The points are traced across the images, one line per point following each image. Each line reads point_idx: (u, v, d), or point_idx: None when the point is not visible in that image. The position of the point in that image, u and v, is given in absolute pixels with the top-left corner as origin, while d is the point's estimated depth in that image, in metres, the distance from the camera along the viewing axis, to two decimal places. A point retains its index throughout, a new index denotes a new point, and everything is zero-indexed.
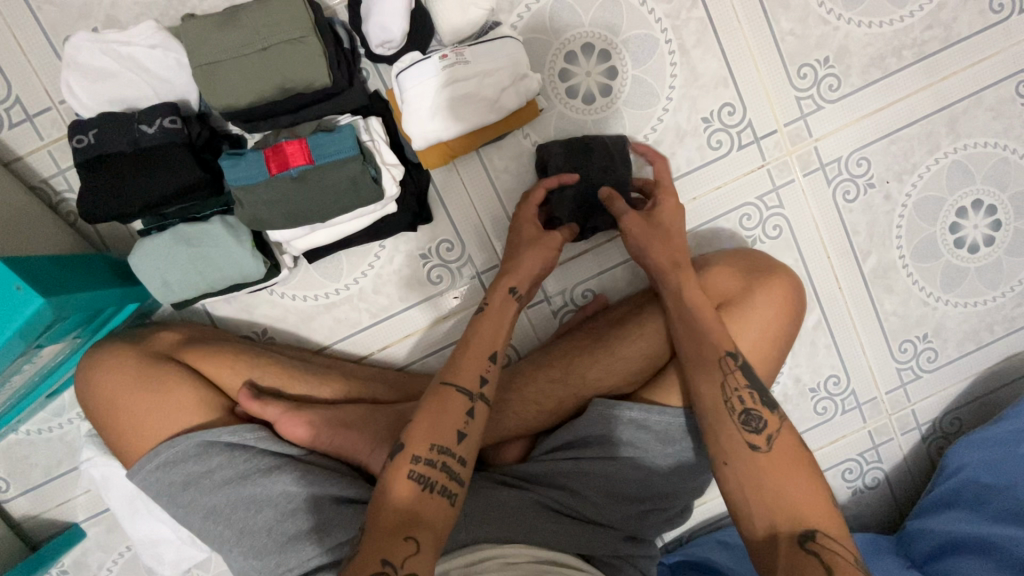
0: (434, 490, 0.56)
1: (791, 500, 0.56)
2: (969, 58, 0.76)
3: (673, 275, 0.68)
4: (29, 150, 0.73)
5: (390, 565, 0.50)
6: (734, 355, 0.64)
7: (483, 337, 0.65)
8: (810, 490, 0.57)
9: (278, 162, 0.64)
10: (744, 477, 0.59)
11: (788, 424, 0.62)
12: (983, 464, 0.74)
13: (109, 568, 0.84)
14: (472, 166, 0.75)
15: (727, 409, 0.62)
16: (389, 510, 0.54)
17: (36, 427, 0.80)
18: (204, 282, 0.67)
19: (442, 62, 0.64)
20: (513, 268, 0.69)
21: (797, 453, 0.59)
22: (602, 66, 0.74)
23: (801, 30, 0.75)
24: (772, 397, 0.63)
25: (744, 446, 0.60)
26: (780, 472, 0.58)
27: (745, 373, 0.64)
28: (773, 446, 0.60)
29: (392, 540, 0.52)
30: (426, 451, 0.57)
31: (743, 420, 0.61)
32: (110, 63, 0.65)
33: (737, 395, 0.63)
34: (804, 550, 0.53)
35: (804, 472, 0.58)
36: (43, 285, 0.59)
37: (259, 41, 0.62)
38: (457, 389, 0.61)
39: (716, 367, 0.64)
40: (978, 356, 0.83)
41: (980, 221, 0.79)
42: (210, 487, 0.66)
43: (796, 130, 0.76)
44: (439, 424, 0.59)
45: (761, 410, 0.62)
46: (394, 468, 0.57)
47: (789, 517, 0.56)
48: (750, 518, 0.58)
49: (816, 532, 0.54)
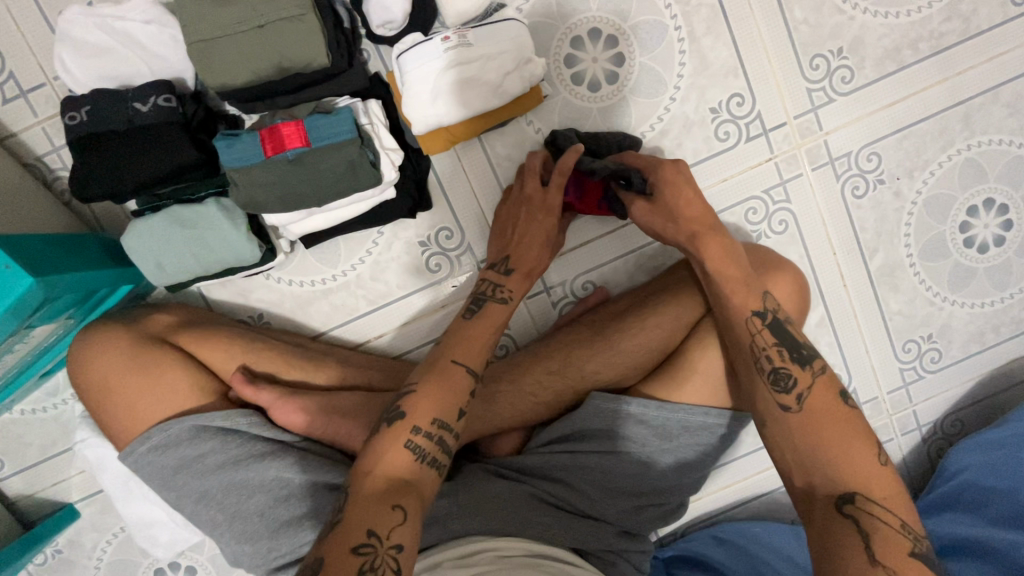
0: (427, 462, 0.56)
1: (836, 459, 0.55)
2: (987, 52, 0.73)
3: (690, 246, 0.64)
4: (24, 127, 0.72)
5: (375, 537, 0.49)
6: (761, 314, 0.62)
7: (487, 324, 0.64)
8: (854, 449, 0.55)
9: (273, 144, 0.62)
10: (781, 439, 0.58)
11: (823, 376, 0.60)
12: (984, 467, 0.73)
13: (102, 548, 0.84)
14: (473, 153, 0.74)
15: (756, 368, 0.61)
16: (377, 478, 0.53)
17: (30, 407, 0.79)
18: (198, 265, 0.66)
19: (444, 45, 0.62)
20: (521, 253, 0.67)
21: (833, 408, 0.58)
22: (609, 52, 0.73)
23: (815, 20, 0.73)
24: (804, 351, 0.61)
25: (776, 408, 0.59)
26: (816, 431, 0.56)
27: (773, 331, 0.62)
28: (806, 405, 0.58)
29: (379, 510, 0.50)
30: (427, 424, 0.56)
31: (772, 379, 0.60)
32: (103, 39, 0.64)
33: (766, 354, 0.61)
34: (842, 514, 0.52)
35: (843, 430, 0.56)
36: (35, 264, 0.58)
37: (256, 17, 0.60)
38: (463, 368, 0.60)
39: (744, 326, 0.62)
40: (983, 357, 0.81)
41: (991, 221, 0.77)
42: (202, 472, 0.65)
43: (807, 122, 0.74)
44: (442, 397, 0.58)
45: (790, 367, 0.60)
46: (389, 436, 0.56)
47: (825, 479, 0.54)
48: (789, 477, 0.57)
49: (855, 494, 0.53)
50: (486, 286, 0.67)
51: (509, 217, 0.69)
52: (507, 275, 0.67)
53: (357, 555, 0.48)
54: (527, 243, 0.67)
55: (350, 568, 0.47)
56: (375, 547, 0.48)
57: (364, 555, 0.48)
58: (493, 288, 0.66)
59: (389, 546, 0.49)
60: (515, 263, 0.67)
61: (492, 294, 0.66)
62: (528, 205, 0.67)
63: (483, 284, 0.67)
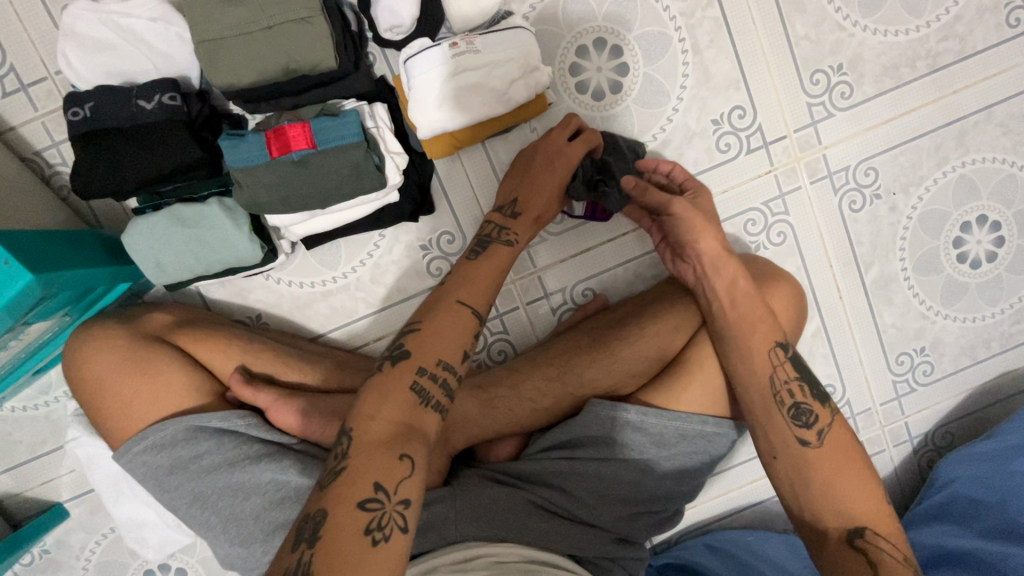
0: (429, 406, 0.54)
1: (846, 495, 0.58)
2: (981, 72, 0.75)
3: (720, 268, 0.65)
4: (23, 120, 0.71)
5: (383, 492, 0.47)
6: (785, 347, 0.64)
7: (495, 265, 0.64)
8: (863, 486, 0.58)
9: (279, 144, 0.62)
10: (795, 470, 0.60)
11: (838, 415, 0.62)
12: (975, 478, 0.74)
13: (90, 549, 0.83)
14: (476, 158, 0.74)
15: (777, 403, 0.62)
16: (380, 423, 0.51)
17: (21, 404, 0.78)
18: (198, 263, 0.66)
19: (452, 50, 0.63)
20: (532, 198, 0.68)
21: (847, 446, 0.60)
22: (613, 62, 0.73)
23: (816, 36, 0.74)
24: (822, 389, 0.63)
25: (796, 442, 0.60)
26: (832, 468, 0.59)
27: (794, 365, 0.64)
28: (825, 441, 0.60)
29: (386, 460, 0.48)
30: (433, 365, 0.55)
31: (793, 413, 0.61)
32: (108, 35, 0.63)
33: (787, 387, 0.63)
34: (853, 547, 0.56)
35: (854, 467, 0.59)
36: (34, 260, 0.58)
37: (264, 19, 0.60)
38: (469, 310, 0.60)
39: (766, 358, 0.63)
40: (973, 371, 0.83)
41: (984, 237, 0.78)
42: (197, 473, 0.65)
43: (806, 136, 0.75)
44: (446, 341, 0.57)
45: (811, 403, 0.62)
46: (393, 376, 0.54)
47: (837, 512, 0.57)
48: (801, 508, 0.59)
49: (865, 528, 0.56)
50: (492, 228, 0.67)
51: (523, 160, 0.70)
52: (513, 218, 0.67)
53: (363, 511, 0.46)
54: (538, 190, 0.68)
55: (356, 525, 0.45)
56: (382, 502, 0.47)
57: (370, 511, 0.46)
58: (499, 230, 0.67)
59: (396, 502, 0.47)
60: (523, 208, 0.68)
61: (497, 236, 0.67)
62: (544, 139, 0.69)
63: (488, 226, 0.68)
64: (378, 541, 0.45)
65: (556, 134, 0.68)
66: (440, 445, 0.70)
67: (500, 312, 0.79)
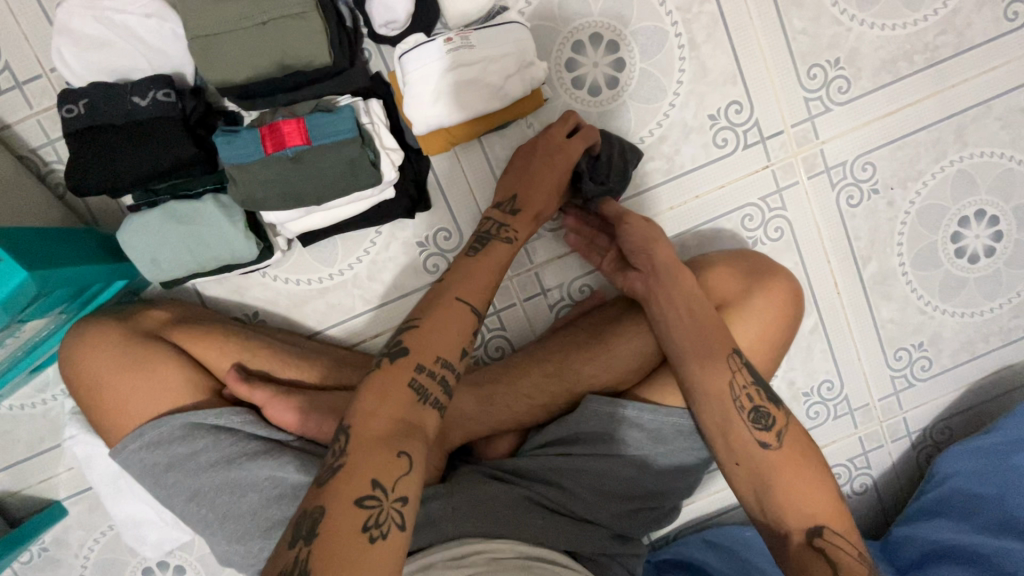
0: (428, 403, 0.54)
1: (805, 496, 0.58)
2: (979, 66, 0.74)
3: (672, 273, 0.66)
4: (18, 118, 0.71)
5: (380, 489, 0.47)
6: (739, 353, 0.64)
7: (494, 262, 0.64)
8: (818, 485, 0.59)
9: (274, 141, 0.62)
10: (758, 476, 0.59)
11: (792, 416, 0.62)
12: (973, 473, 0.74)
13: (89, 547, 0.83)
14: (473, 155, 0.74)
15: (736, 408, 0.62)
16: (378, 420, 0.51)
17: (19, 402, 0.78)
18: (196, 260, 0.66)
19: (447, 45, 0.63)
20: (531, 195, 0.68)
21: (805, 446, 0.60)
22: (610, 57, 0.73)
23: (812, 30, 0.73)
24: (775, 393, 0.63)
25: (756, 446, 0.60)
26: (791, 469, 0.59)
27: (749, 370, 0.63)
28: (784, 442, 0.60)
29: (383, 458, 0.48)
30: (431, 362, 0.55)
31: (753, 417, 0.61)
32: (103, 32, 0.63)
33: (746, 392, 0.62)
34: (813, 547, 0.56)
35: (811, 466, 0.59)
36: (30, 258, 0.58)
37: (258, 14, 0.60)
38: (468, 308, 0.60)
39: (724, 365, 0.63)
40: (971, 366, 0.82)
41: (982, 232, 0.78)
42: (194, 470, 0.65)
43: (803, 131, 0.75)
44: (444, 338, 0.57)
45: (769, 406, 0.62)
46: (391, 373, 0.54)
47: (799, 515, 0.57)
48: (762, 511, 0.59)
49: (823, 527, 0.57)
50: (491, 225, 0.67)
51: (522, 156, 0.70)
52: (513, 215, 0.67)
53: (361, 508, 0.46)
54: (537, 187, 0.67)
55: (354, 522, 0.45)
56: (380, 500, 0.47)
57: (368, 508, 0.46)
58: (498, 227, 0.66)
59: (394, 500, 0.47)
60: (522, 204, 0.67)
61: (496, 233, 0.66)
62: (543, 136, 0.69)
63: (487, 223, 0.67)
64: (376, 539, 0.45)
65: (554, 133, 0.69)
66: (437, 443, 0.70)
67: (497, 309, 0.79)
